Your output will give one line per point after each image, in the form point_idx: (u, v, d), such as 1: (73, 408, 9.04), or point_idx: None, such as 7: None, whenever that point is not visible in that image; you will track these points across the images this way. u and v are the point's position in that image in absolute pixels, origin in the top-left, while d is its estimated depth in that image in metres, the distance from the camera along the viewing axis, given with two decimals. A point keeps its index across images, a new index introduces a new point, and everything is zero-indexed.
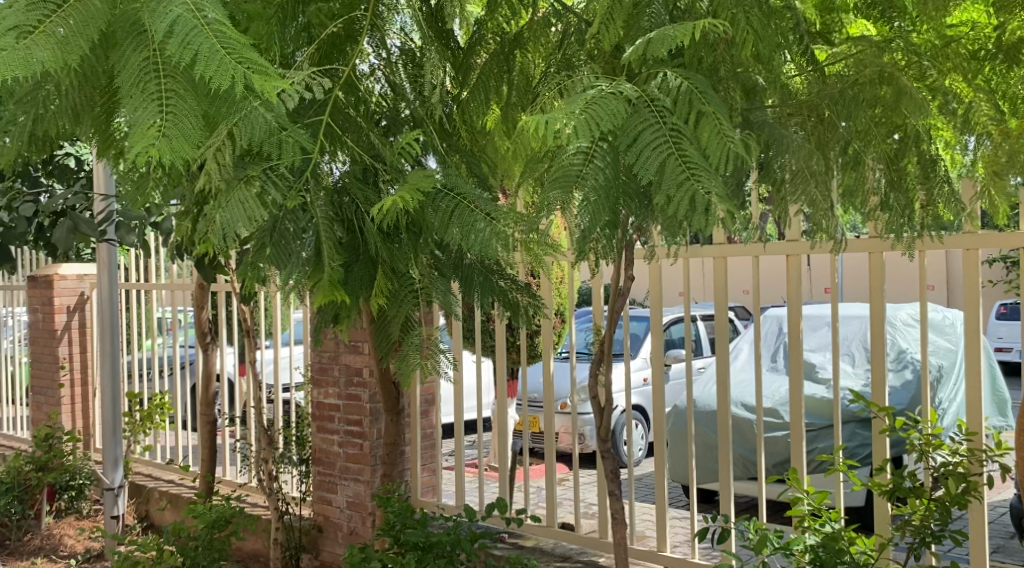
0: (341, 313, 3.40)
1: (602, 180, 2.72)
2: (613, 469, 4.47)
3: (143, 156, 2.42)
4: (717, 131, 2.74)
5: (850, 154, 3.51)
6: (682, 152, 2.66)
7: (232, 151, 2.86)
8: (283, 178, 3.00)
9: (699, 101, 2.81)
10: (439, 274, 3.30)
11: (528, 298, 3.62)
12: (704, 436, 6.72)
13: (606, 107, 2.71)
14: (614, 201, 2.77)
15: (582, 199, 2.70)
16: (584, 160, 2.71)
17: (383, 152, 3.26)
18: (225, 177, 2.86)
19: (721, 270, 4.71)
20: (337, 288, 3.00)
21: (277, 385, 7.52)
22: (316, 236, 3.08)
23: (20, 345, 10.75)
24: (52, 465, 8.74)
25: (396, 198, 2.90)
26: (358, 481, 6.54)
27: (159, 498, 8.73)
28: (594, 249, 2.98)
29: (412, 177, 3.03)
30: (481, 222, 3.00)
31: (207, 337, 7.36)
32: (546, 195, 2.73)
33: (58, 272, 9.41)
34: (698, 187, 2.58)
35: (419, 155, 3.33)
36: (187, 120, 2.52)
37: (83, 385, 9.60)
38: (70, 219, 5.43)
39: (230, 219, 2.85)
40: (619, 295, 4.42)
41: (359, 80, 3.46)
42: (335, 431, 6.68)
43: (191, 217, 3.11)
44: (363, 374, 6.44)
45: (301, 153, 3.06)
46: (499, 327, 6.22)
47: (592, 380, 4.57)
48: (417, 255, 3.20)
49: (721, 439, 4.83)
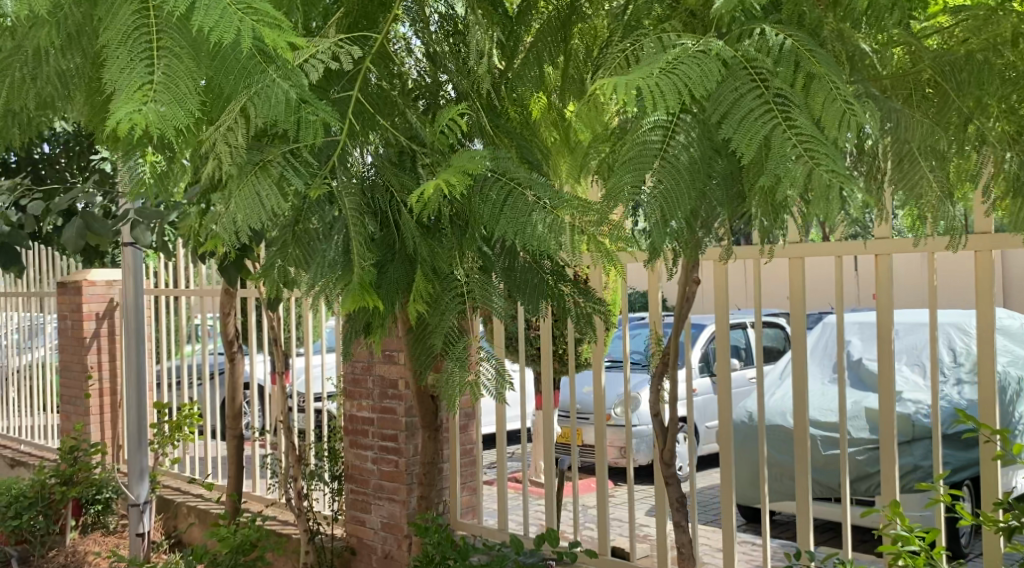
0: (373, 321, 2.91)
1: (685, 161, 2.28)
2: (680, 498, 3.96)
3: (127, 124, 1.95)
4: (834, 97, 2.23)
5: (972, 130, 2.97)
6: (791, 121, 2.16)
7: (247, 132, 2.49)
8: (306, 164, 2.60)
9: (809, 61, 2.30)
10: (488, 277, 2.78)
11: (592, 305, 2.99)
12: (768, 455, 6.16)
13: (695, 66, 2.22)
14: (700, 188, 2.31)
15: (662, 185, 2.25)
16: (665, 137, 2.28)
17: (423, 133, 2.80)
18: (236, 161, 2.48)
19: (798, 273, 4.22)
20: (369, 292, 2.54)
21: (308, 394, 7.06)
22: (344, 233, 2.65)
23: (52, 352, 10.41)
24: (77, 479, 8.34)
25: (439, 180, 2.43)
26: (393, 500, 6.08)
27: (187, 514, 8.33)
28: (672, 247, 2.49)
29: (456, 159, 2.54)
30: (537, 211, 2.49)
31: (236, 347, 6.85)
32: (618, 180, 2.28)
33: (88, 278, 9.03)
34: (813, 164, 2.09)
35: (464, 136, 2.86)
36: (183, 84, 2.06)
37: (113, 395, 9.24)
38: (82, 217, 4.98)
39: (246, 211, 2.45)
40: (685, 299, 3.91)
41: (394, 55, 2.99)
42: (369, 447, 6.24)
43: (199, 211, 2.66)
44: (399, 386, 5.99)
45: (327, 135, 2.64)
46: (546, 334, 5.72)
47: (655, 396, 4.06)
48: (463, 251, 2.71)
49: (799, 460, 4.30)
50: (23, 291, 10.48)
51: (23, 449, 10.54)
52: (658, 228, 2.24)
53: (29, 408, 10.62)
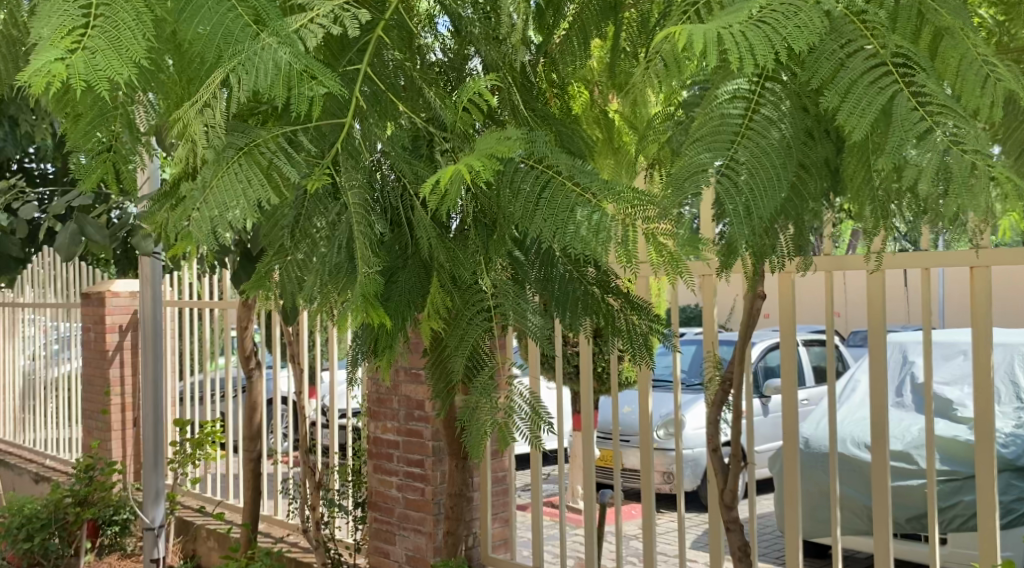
0: (383, 340, 2.45)
1: (778, 138, 1.81)
2: (743, 547, 3.45)
3: (45, 72, 1.71)
4: (972, 61, 1.75)
5: None
6: (918, 89, 1.68)
7: (228, 107, 2.05)
8: (307, 156, 2.15)
9: (934, 12, 1.81)
10: (523, 289, 2.27)
11: (648, 322, 2.42)
12: (816, 482, 5.65)
13: (795, 13, 1.73)
14: (793, 175, 1.84)
15: (747, 169, 1.76)
16: (747, 109, 1.82)
17: (444, 115, 2.32)
18: (214, 144, 2.03)
19: (877, 288, 3.71)
20: (374, 306, 2.10)
21: (332, 410, 6.56)
22: (349, 235, 2.21)
23: (78, 364, 9.98)
24: (93, 499, 7.56)
25: (462, 164, 1.97)
26: (418, 532, 5.61)
27: (207, 538, 7.72)
28: (746, 252, 2.03)
29: (481, 141, 2.06)
30: (584, 206, 1.96)
31: (252, 363, 6.38)
32: (691, 160, 1.80)
33: (110, 289, 8.62)
34: (950, 143, 1.62)
35: (494, 111, 2.37)
36: (125, 29, 1.83)
37: (134, 410, 8.78)
38: (75, 221, 4.60)
39: (224, 201, 1.99)
40: (749, 313, 3.40)
41: (413, 25, 2.50)
42: (393, 472, 5.76)
43: (168, 203, 2.20)
44: (426, 408, 5.50)
45: (330, 116, 2.18)
46: (586, 351, 5.21)
47: (714, 428, 3.56)
48: (490, 259, 2.21)
49: (879, 499, 3.76)
50: (49, 302, 10.09)
51: (47, 464, 10.16)
52: (743, 226, 1.75)
53: (54, 421, 10.23)
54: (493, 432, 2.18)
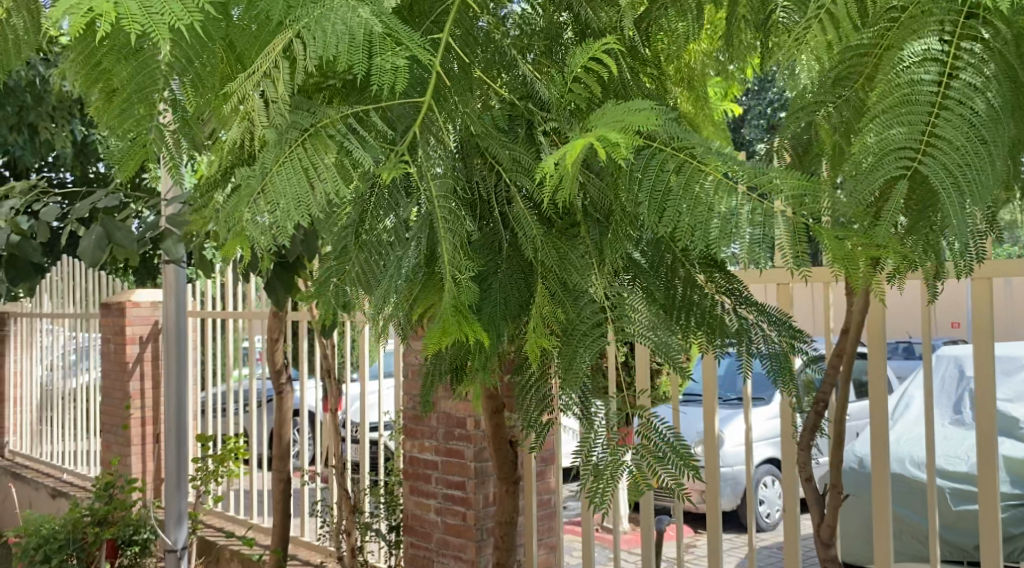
0: (469, 360, 2.10)
1: (986, 109, 1.50)
2: None
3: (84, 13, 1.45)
4: None
5: None
6: None
7: (291, 81, 1.73)
8: (380, 138, 1.82)
9: None
10: (642, 291, 1.91)
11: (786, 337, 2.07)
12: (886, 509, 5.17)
13: None
14: (1006, 153, 1.52)
15: (951, 144, 1.47)
16: (944, 73, 1.53)
17: (547, 93, 2.00)
18: (274, 122, 1.71)
19: (983, 295, 3.34)
20: (467, 321, 1.76)
21: (363, 425, 6.19)
22: (429, 237, 1.87)
23: (98, 375, 9.65)
24: (113, 519, 7.10)
25: (594, 136, 1.61)
26: (459, 559, 5.23)
27: (230, 559, 7.33)
28: (919, 256, 1.66)
29: (604, 113, 1.71)
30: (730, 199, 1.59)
31: (283, 378, 6.02)
32: (889, 139, 1.51)
33: (131, 298, 8.28)
34: None
35: (606, 81, 2.02)
36: None
37: (155, 424, 8.44)
38: (102, 225, 4.30)
39: (283, 193, 1.65)
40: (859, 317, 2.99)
41: None
42: (432, 494, 5.40)
43: (214, 196, 1.86)
44: (467, 426, 5.13)
45: (407, 94, 1.84)
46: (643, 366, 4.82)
47: (807, 455, 3.12)
48: (604, 260, 1.87)
49: (987, 537, 3.37)
50: (68, 312, 9.77)
51: (64, 478, 9.81)
52: (957, 214, 1.46)
53: (73, 434, 9.90)
54: (626, 480, 1.80)
